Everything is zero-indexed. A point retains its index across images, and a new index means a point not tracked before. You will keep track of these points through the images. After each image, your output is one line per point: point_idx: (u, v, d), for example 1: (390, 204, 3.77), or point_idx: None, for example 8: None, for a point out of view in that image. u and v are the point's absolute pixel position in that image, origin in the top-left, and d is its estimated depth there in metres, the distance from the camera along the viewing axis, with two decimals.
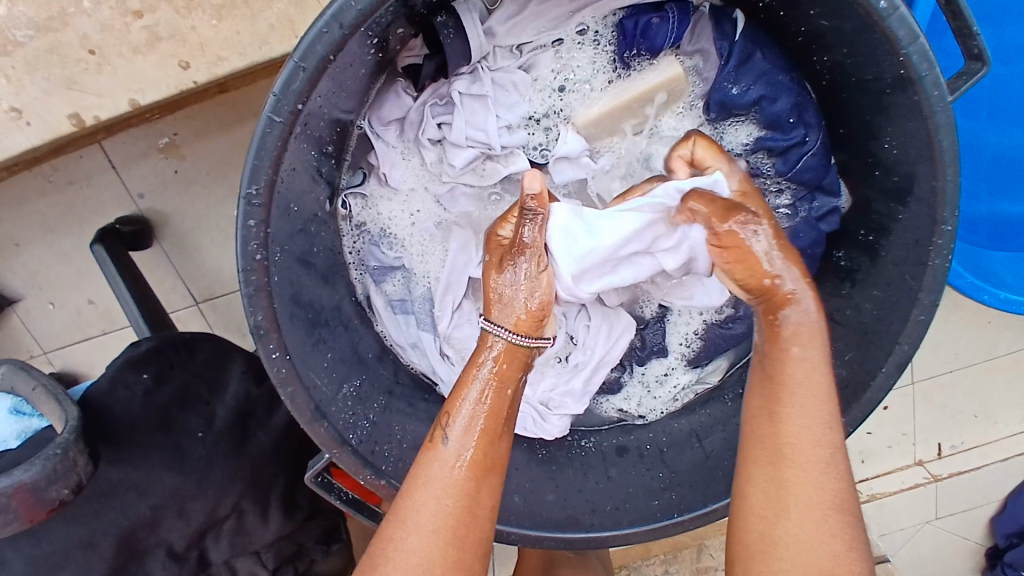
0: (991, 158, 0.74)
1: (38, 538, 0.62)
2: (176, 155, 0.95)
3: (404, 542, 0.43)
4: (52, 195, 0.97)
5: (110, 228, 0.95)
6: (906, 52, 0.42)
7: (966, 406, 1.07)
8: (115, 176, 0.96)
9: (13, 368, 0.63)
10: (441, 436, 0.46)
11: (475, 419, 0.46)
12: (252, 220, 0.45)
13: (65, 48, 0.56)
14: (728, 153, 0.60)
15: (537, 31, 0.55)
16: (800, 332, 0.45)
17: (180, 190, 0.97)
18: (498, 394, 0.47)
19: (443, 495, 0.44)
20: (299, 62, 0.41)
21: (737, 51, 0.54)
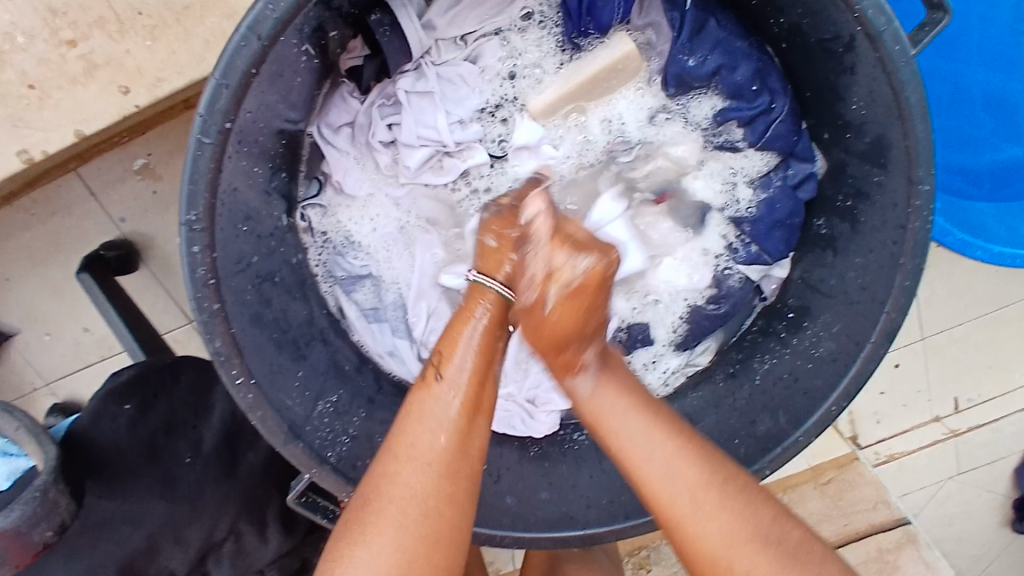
0: (983, 105, 0.73)
1: None
2: (153, 175, 0.94)
3: (401, 477, 0.43)
4: (34, 227, 0.96)
5: (95, 255, 0.94)
6: (861, 7, 0.40)
7: (980, 358, 1.03)
8: (95, 202, 0.95)
9: None
10: (435, 377, 0.46)
11: (467, 362, 0.47)
12: (196, 246, 0.44)
13: (3, 85, 0.54)
14: (694, 128, 0.58)
15: (479, 20, 0.53)
16: (592, 393, 0.47)
17: (160, 211, 0.96)
18: (481, 349, 0.47)
19: (438, 429, 0.44)
20: (220, 80, 0.39)
21: (688, 20, 0.52)
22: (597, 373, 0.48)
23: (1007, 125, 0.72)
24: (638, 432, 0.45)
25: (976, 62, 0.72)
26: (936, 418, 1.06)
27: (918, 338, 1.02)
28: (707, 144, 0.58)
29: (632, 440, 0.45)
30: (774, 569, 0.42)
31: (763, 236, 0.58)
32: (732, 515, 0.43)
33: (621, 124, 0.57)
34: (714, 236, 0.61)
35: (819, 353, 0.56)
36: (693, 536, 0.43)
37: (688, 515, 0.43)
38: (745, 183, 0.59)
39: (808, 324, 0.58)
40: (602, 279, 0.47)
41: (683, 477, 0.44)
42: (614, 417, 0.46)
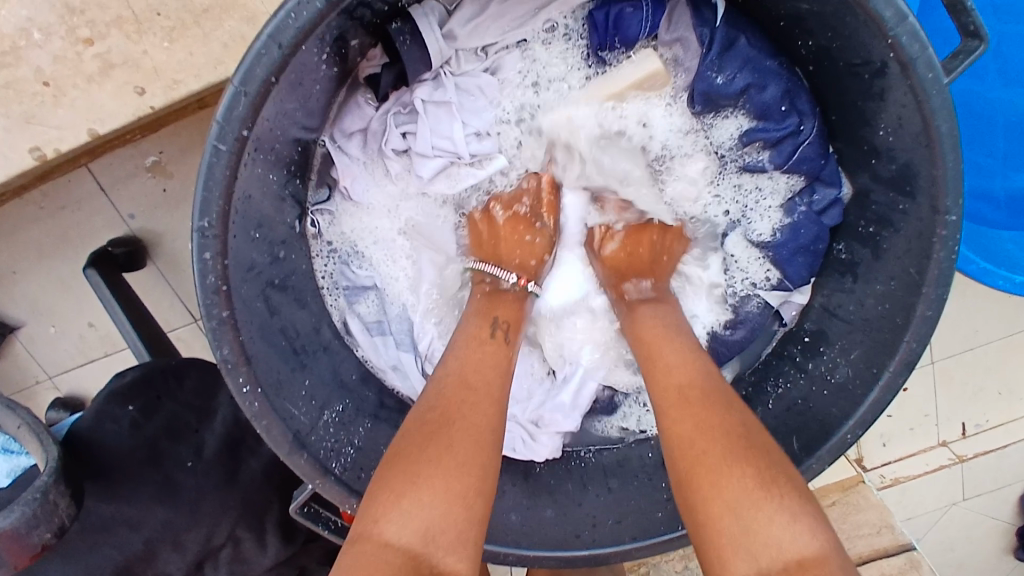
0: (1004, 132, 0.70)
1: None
2: (164, 173, 0.94)
3: (470, 416, 0.45)
4: (43, 221, 0.96)
5: (103, 250, 0.94)
6: (895, 33, 0.39)
7: (990, 386, 1.02)
8: (104, 198, 0.95)
9: (0, 406, 0.62)
10: (502, 334, 0.52)
11: (524, 326, 0.53)
12: (208, 253, 0.43)
13: (19, 82, 0.54)
14: (716, 146, 0.56)
15: (501, 31, 0.52)
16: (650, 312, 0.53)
17: (170, 209, 0.96)
18: (531, 305, 0.55)
19: (499, 376, 0.49)
20: (239, 87, 0.39)
21: (719, 37, 0.50)
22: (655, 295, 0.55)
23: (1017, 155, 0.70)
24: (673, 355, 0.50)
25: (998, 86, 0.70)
26: (942, 443, 1.05)
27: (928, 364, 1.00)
28: (733, 164, 0.57)
29: (664, 349, 0.50)
30: (740, 469, 0.41)
31: (785, 261, 0.58)
32: (726, 417, 0.44)
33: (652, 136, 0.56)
34: (732, 258, 0.61)
35: (835, 379, 0.55)
36: (676, 427, 0.45)
37: (689, 414, 0.45)
38: (768, 202, 0.58)
39: (824, 349, 0.57)
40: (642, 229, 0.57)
41: (681, 377, 0.48)
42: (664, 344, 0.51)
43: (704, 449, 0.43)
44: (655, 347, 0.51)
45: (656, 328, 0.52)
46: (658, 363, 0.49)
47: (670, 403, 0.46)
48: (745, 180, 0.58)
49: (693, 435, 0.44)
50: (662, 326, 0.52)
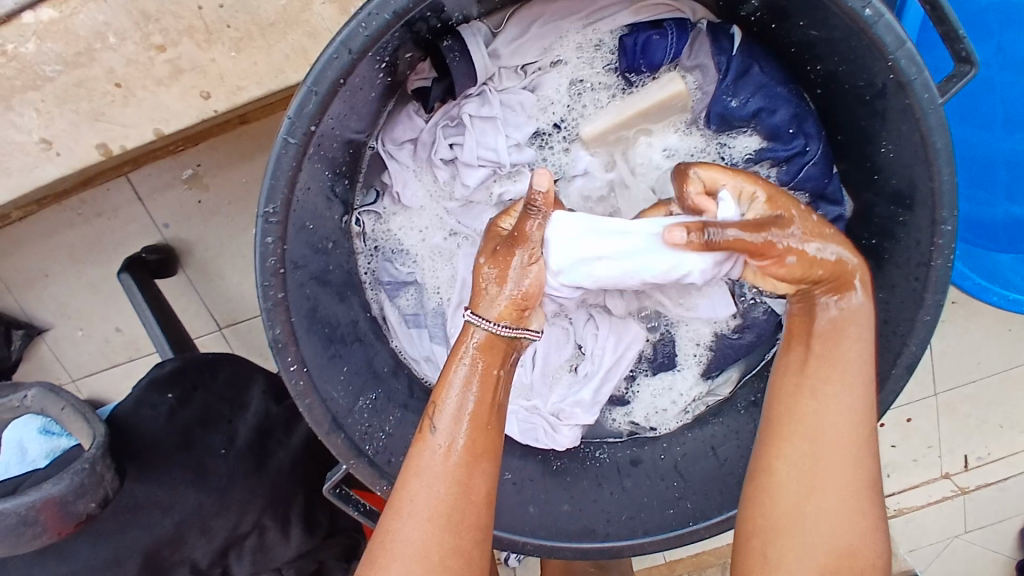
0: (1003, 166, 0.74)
1: (66, 556, 0.64)
2: (199, 185, 0.99)
3: (400, 533, 0.46)
4: (80, 226, 1.01)
5: (136, 258, 0.99)
6: (894, 57, 0.44)
7: (992, 417, 1.05)
8: (140, 207, 1.00)
9: (43, 390, 0.66)
10: (429, 425, 0.48)
11: (462, 408, 0.47)
12: (270, 237, 0.47)
13: (91, 81, 0.58)
14: (733, 162, 0.59)
15: (541, 52, 0.57)
16: (831, 326, 0.47)
17: (203, 219, 1.01)
18: (485, 370, 0.48)
19: (436, 482, 0.46)
20: (312, 87, 0.44)
21: (734, 65, 0.55)
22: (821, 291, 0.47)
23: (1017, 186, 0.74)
24: (820, 380, 0.47)
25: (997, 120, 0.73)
26: (945, 475, 1.07)
27: (931, 393, 1.03)
28: None
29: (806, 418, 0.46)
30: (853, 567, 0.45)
31: None
32: (855, 471, 0.46)
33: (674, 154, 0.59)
34: None
35: None
36: (810, 510, 0.45)
37: (835, 460, 0.45)
38: None
39: None
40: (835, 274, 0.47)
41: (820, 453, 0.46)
42: (847, 357, 0.47)
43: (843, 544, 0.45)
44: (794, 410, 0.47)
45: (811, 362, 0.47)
46: (802, 438, 0.46)
47: (802, 490, 0.46)
48: None
49: (823, 531, 0.45)
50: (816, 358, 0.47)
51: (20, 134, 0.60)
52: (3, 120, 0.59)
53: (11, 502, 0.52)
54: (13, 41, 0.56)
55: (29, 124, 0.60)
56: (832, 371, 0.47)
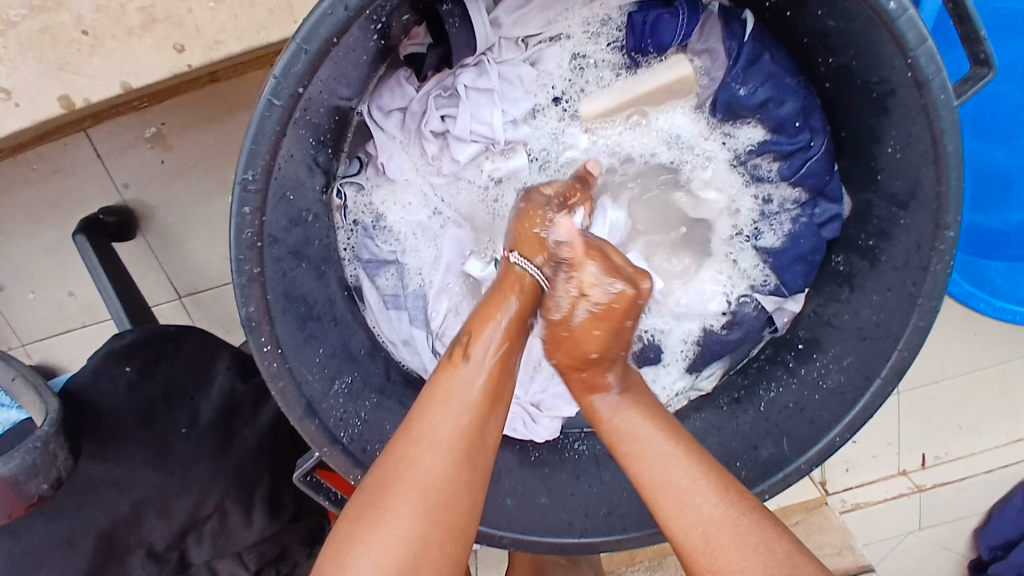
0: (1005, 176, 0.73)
1: (14, 537, 0.60)
2: (163, 145, 0.93)
3: (419, 458, 0.44)
4: (36, 184, 0.94)
5: (94, 218, 0.93)
6: (913, 54, 0.42)
7: (951, 418, 1.07)
8: (100, 165, 0.94)
9: None
10: (461, 357, 0.48)
11: (492, 348, 0.48)
12: (248, 207, 0.44)
13: (57, 27, 0.53)
14: (734, 153, 0.58)
15: (544, 23, 0.54)
16: (614, 409, 0.50)
17: (167, 180, 0.96)
18: (515, 319, 0.49)
19: (460, 413, 0.46)
20: (301, 44, 0.40)
21: (745, 52, 0.52)
22: (620, 394, 0.51)
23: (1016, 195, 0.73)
24: (643, 425, 0.49)
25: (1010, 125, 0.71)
26: (901, 471, 1.09)
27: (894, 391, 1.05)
28: (745, 172, 0.59)
29: (638, 443, 0.48)
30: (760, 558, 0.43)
31: (783, 268, 0.60)
32: (722, 497, 0.45)
33: (675, 139, 0.57)
34: (738, 265, 0.62)
35: (827, 384, 0.58)
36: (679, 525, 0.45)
37: (673, 503, 0.46)
38: (779, 212, 0.60)
39: (817, 356, 0.60)
40: (629, 307, 0.48)
41: (681, 467, 0.47)
42: (631, 429, 0.49)
43: (724, 540, 0.44)
44: (630, 446, 0.48)
45: (629, 407, 0.50)
46: (638, 464, 0.48)
47: (666, 506, 0.46)
48: (762, 190, 0.59)
49: (703, 526, 0.44)
50: (641, 407, 0.51)
51: None
52: None
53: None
54: None
55: None
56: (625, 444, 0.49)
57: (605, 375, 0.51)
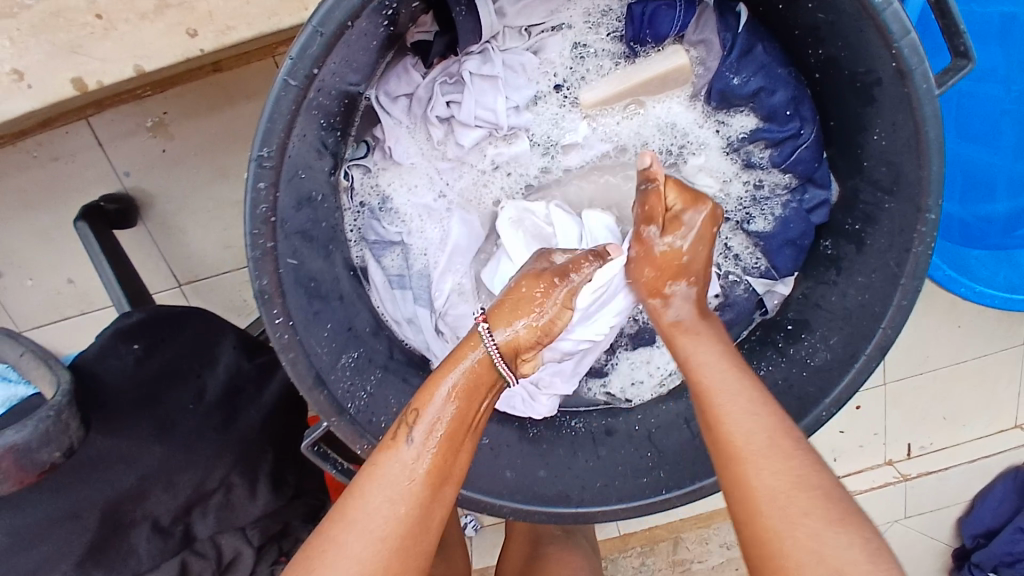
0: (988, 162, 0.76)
1: (18, 512, 0.60)
2: (164, 134, 0.98)
3: (349, 543, 0.45)
4: (33, 169, 0.98)
5: (95, 206, 0.97)
6: (898, 46, 0.44)
7: (936, 410, 1.11)
8: (99, 151, 0.97)
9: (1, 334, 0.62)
10: (405, 435, 0.48)
11: (438, 425, 0.49)
12: (263, 182, 0.46)
13: (70, 11, 0.55)
14: (727, 140, 0.60)
15: (548, 13, 0.56)
16: (683, 326, 0.55)
17: (166, 166, 0.99)
18: (462, 397, 0.50)
19: (398, 499, 0.46)
20: (318, 28, 0.42)
21: (739, 42, 0.54)
22: (690, 299, 0.57)
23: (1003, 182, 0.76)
24: (718, 365, 0.52)
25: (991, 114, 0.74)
26: (888, 462, 1.13)
27: (881, 382, 1.08)
28: (738, 159, 0.61)
29: (723, 393, 0.50)
30: (835, 531, 0.42)
31: (774, 251, 0.62)
32: (799, 468, 0.45)
33: (671, 126, 0.60)
34: (731, 248, 0.65)
35: (814, 362, 0.61)
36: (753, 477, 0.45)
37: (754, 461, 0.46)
38: (770, 198, 0.62)
39: (806, 336, 0.62)
40: (683, 264, 0.56)
41: (761, 423, 0.47)
42: (703, 352, 0.53)
43: (802, 510, 0.43)
44: (714, 390, 0.50)
45: (716, 361, 0.52)
46: (727, 410, 0.49)
47: (749, 454, 0.46)
48: (755, 177, 0.61)
49: (780, 488, 0.44)
50: (725, 362, 0.52)
51: None
52: None
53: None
54: None
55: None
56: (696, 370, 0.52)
57: (673, 287, 0.57)
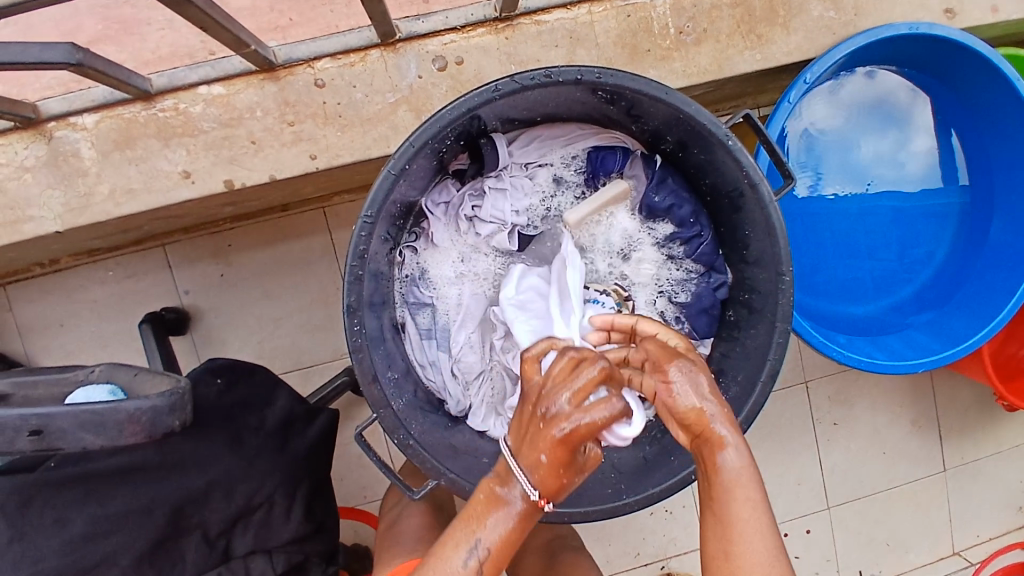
0: (826, 277, 1.14)
1: (102, 503, 0.75)
2: (224, 263, 1.33)
3: None
4: (108, 284, 1.32)
5: (157, 312, 1.27)
6: (746, 170, 0.74)
7: (870, 533, 1.52)
8: (168, 273, 1.32)
9: (110, 366, 0.83)
10: (472, 539, 0.59)
11: (498, 534, 0.59)
12: (363, 232, 0.73)
13: (235, 137, 0.85)
14: (655, 241, 0.91)
15: (539, 155, 0.88)
16: (735, 468, 0.59)
17: (221, 289, 1.33)
18: (516, 523, 0.59)
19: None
20: (412, 143, 0.71)
21: (656, 175, 0.87)
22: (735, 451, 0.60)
23: (835, 292, 1.15)
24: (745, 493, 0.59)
25: (829, 246, 1.14)
26: None
27: (827, 508, 1.50)
28: (663, 253, 0.91)
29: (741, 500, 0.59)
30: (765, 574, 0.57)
31: (694, 316, 0.90)
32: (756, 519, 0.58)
33: (620, 231, 0.91)
34: (664, 316, 0.92)
35: (729, 394, 0.84)
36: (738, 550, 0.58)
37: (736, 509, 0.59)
38: (687, 280, 0.91)
39: (724, 380, 0.87)
40: None
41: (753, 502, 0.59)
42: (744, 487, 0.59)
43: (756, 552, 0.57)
44: (734, 488, 0.59)
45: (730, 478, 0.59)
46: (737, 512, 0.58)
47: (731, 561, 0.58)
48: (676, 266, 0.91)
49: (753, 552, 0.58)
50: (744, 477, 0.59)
51: (169, 165, 0.85)
52: (160, 154, 0.85)
53: (121, 403, 0.66)
54: (186, 103, 0.84)
55: (179, 159, 0.85)
56: (739, 519, 0.58)
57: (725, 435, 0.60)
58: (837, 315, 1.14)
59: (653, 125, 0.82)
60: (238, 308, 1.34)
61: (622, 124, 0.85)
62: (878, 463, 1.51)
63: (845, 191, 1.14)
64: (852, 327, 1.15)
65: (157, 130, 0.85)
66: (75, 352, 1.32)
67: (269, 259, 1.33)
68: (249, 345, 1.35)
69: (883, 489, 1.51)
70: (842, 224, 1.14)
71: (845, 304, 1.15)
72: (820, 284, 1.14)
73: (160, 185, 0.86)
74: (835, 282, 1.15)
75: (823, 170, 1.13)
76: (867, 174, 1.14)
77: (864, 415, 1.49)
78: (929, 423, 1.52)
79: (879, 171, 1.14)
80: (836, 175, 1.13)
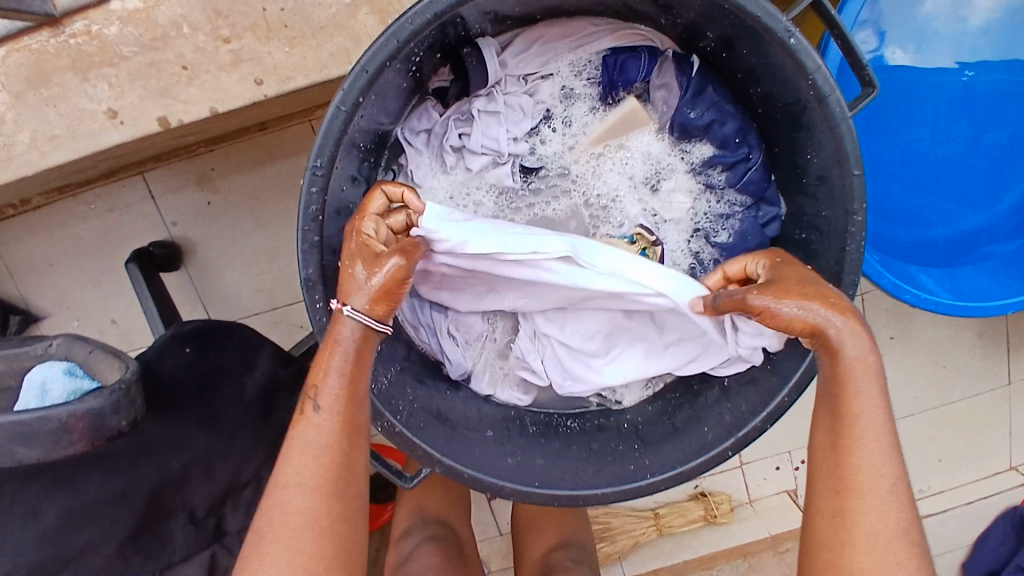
0: (898, 188, 0.94)
1: (73, 492, 0.61)
2: (210, 189, 1.21)
3: (285, 501, 0.52)
4: (92, 220, 1.22)
5: (145, 249, 1.16)
6: (813, 77, 0.55)
7: (921, 451, 1.40)
8: (153, 204, 1.21)
9: (66, 339, 0.72)
10: (310, 404, 0.54)
11: (333, 391, 0.54)
12: (315, 187, 0.58)
13: (163, 63, 0.70)
14: (690, 167, 0.73)
15: (541, 64, 0.70)
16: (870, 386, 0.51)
17: (211, 219, 1.22)
18: (350, 365, 0.55)
19: (312, 452, 0.53)
20: (364, 67, 0.55)
21: (693, 84, 0.68)
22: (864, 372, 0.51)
23: (903, 211, 0.95)
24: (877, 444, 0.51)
25: (904, 149, 0.93)
26: None
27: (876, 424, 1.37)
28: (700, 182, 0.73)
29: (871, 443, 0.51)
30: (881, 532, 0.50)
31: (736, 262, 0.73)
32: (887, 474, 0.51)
33: (647, 154, 0.73)
34: (702, 260, 0.75)
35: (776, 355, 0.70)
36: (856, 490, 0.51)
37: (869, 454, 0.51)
38: (731, 216, 0.73)
39: None
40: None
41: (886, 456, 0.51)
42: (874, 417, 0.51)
43: (881, 511, 0.50)
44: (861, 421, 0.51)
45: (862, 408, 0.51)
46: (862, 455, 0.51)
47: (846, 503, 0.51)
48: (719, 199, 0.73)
49: (876, 494, 0.50)
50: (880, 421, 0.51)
51: (90, 103, 0.71)
52: (79, 90, 0.71)
53: (52, 411, 0.57)
54: (99, 23, 0.69)
55: (101, 94, 0.71)
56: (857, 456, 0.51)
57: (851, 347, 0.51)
58: (900, 241, 0.96)
59: (685, 17, 0.62)
60: (232, 238, 1.23)
61: (649, 15, 0.66)
62: (935, 379, 1.36)
63: (929, 71, 0.91)
64: (917, 252, 0.97)
65: (70, 60, 0.70)
66: (69, 293, 1.24)
67: (259, 184, 1.20)
68: (247, 278, 1.25)
69: (936, 406, 1.38)
70: (924, 122, 0.92)
71: (914, 228, 0.96)
72: (890, 199, 0.95)
73: (84, 129, 0.72)
74: (909, 197, 0.95)
75: (886, 34, 0.89)
76: (943, 42, 0.91)
77: (925, 328, 1.33)
78: (998, 334, 1.35)
79: (963, 38, 0.91)
80: (921, 59, 0.91)
